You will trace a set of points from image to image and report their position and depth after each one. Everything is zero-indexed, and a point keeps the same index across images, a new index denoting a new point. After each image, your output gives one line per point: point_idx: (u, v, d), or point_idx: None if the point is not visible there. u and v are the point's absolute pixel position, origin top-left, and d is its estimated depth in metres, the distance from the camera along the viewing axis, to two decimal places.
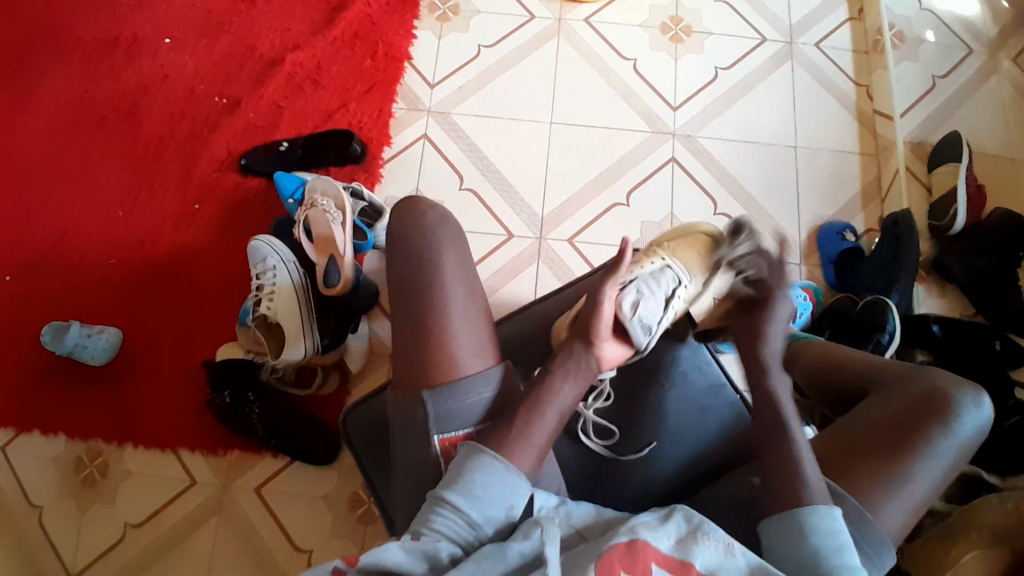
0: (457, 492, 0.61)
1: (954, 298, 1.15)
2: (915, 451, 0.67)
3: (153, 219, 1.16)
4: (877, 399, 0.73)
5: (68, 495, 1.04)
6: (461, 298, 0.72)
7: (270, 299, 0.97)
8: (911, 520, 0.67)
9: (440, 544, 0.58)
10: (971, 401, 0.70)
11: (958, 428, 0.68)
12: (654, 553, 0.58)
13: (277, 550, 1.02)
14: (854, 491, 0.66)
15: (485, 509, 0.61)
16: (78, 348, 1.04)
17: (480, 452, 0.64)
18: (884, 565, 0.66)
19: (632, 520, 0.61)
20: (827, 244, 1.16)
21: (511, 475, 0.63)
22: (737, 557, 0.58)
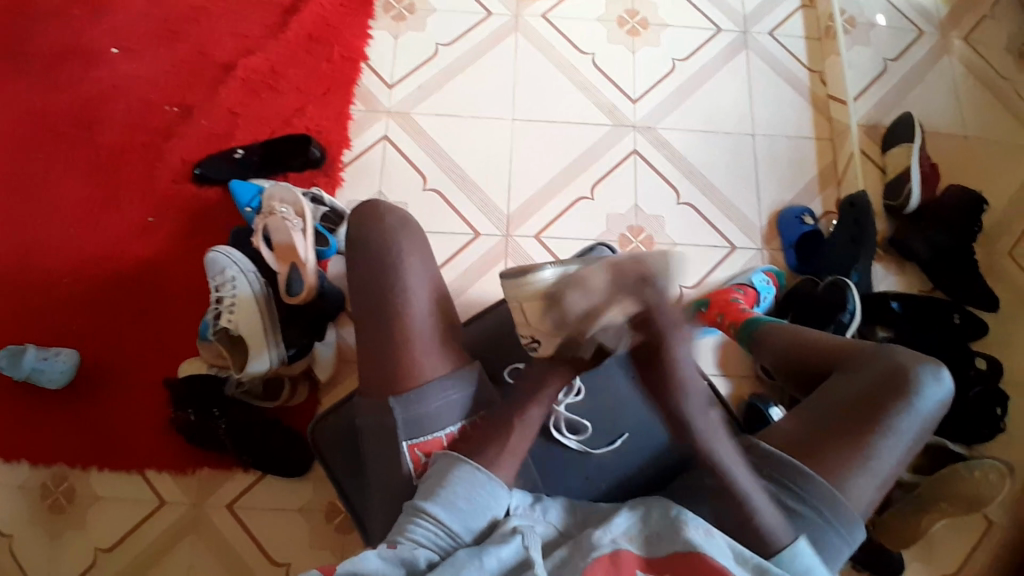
0: (438, 503, 0.60)
1: (912, 275, 1.17)
2: (878, 429, 0.68)
3: (109, 234, 1.13)
4: (841, 379, 0.74)
5: (34, 523, 1.00)
6: (423, 302, 0.71)
7: (231, 311, 0.95)
8: (880, 497, 0.69)
9: (419, 551, 0.57)
10: (931, 376, 0.71)
11: (920, 403, 0.70)
12: (637, 560, 0.58)
13: (256, 566, 1.00)
14: (822, 471, 0.67)
15: (467, 519, 0.60)
16: (36, 373, 1.01)
17: (462, 462, 0.64)
18: (855, 541, 0.67)
19: (611, 527, 0.60)
20: (788, 228, 1.18)
21: (493, 486, 0.62)
22: (718, 538, 0.59)
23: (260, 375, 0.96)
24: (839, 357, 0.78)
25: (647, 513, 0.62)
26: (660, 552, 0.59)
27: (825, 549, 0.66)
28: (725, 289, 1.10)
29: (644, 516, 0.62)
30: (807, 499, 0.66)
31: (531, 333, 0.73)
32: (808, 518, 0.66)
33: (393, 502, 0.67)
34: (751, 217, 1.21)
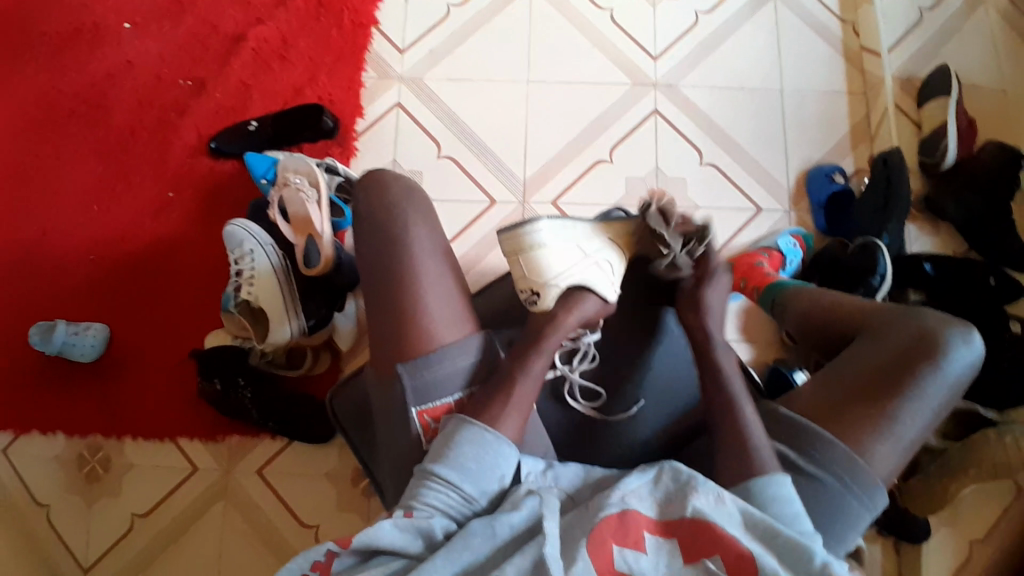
0: (446, 465, 0.60)
1: (947, 237, 1.13)
2: (905, 394, 0.66)
3: (129, 210, 1.14)
4: (866, 343, 0.72)
5: (72, 491, 1.05)
6: (435, 273, 0.70)
7: (250, 283, 0.95)
8: (904, 463, 0.67)
9: (432, 517, 0.58)
10: (961, 339, 0.69)
11: (948, 367, 0.67)
12: (645, 521, 0.57)
13: (286, 529, 1.03)
14: (845, 437, 0.66)
15: (477, 481, 0.60)
16: (68, 347, 1.04)
17: (469, 423, 0.63)
18: (875, 509, 0.66)
19: (621, 487, 0.59)
20: (816, 187, 1.14)
21: (501, 445, 0.62)
22: (728, 506, 0.58)
23: (281, 345, 0.97)
24: (866, 320, 0.75)
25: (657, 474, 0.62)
26: (670, 513, 0.58)
27: (843, 516, 0.65)
28: (748, 253, 1.07)
29: (654, 477, 0.61)
30: (827, 466, 0.65)
31: (531, 286, 0.73)
32: (825, 485, 0.65)
33: (406, 466, 0.68)
34: (776, 178, 1.16)
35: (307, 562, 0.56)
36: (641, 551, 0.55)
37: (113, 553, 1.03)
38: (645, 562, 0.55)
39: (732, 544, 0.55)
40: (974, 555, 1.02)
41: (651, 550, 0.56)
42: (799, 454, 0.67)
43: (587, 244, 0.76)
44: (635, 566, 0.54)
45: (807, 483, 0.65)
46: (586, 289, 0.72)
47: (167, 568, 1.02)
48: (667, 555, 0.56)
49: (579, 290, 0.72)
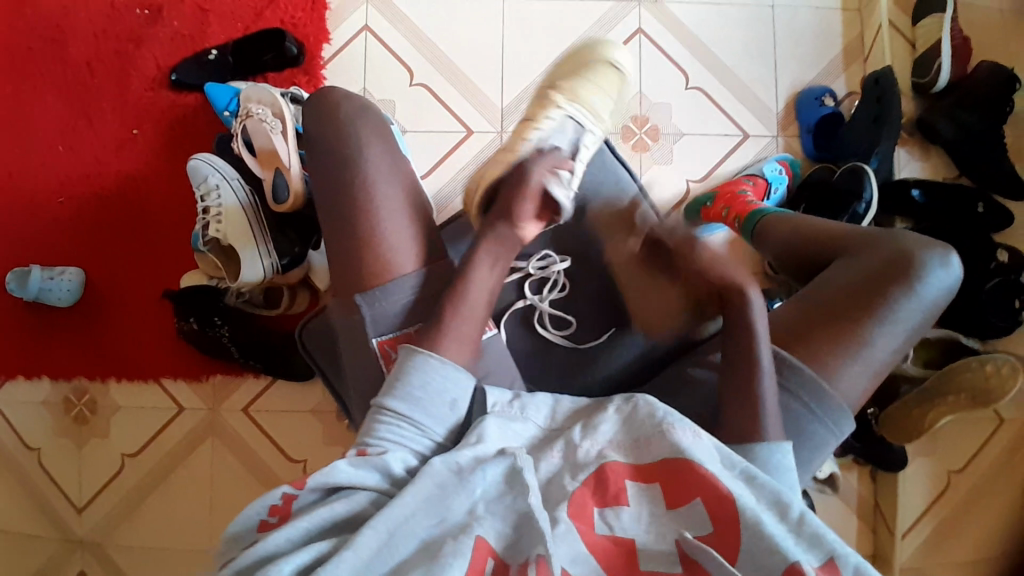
0: (397, 397, 0.60)
1: (937, 160, 1.10)
2: (876, 316, 0.65)
3: (95, 150, 1.10)
4: (841, 266, 0.70)
5: (61, 434, 1.06)
6: (391, 200, 0.68)
7: (218, 220, 0.92)
8: (873, 386, 0.66)
9: (390, 450, 0.58)
10: (937, 260, 0.67)
11: (923, 290, 0.66)
12: (623, 470, 0.55)
13: (274, 462, 1.05)
14: (812, 362, 0.64)
15: (427, 409, 0.60)
16: (44, 292, 1.03)
17: (415, 351, 0.62)
18: (842, 433, 0.65)
19: (596, 437, 0.57)
20: (805, 111, 1.10)
21: (449, 368, 0.62)
22: (705, 440, 0.56)
23: (254, 283, 0.95)
24: (840, 245, 0.73)
25: (630, 413, 0.59)
26: (644, 457, 0.56)
27: (809, 440, 0.64)
28: (732, 181, 1.04)
29: (628, 417, 0.59)
30: (794, 392, 0.64)
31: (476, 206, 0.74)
32: (792, 410, 0.64)
33: (371, 400, 0.67)
34: (765, 101, 1.12)
35: (262, 507, 0.54)
36: (622, 505, 0.53)
37: (106, 492, 1.05)
38: (626, 517, 0.53)
39: (712, 484, 0.52)
40: (952, 483, 1.05)
41: (632, 502, 0.53)
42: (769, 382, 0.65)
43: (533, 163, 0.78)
44: (617, 524, 0.53)
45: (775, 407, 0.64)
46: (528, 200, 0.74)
47: (160, 505, 1.05)
48: (648, 504, 0.53)
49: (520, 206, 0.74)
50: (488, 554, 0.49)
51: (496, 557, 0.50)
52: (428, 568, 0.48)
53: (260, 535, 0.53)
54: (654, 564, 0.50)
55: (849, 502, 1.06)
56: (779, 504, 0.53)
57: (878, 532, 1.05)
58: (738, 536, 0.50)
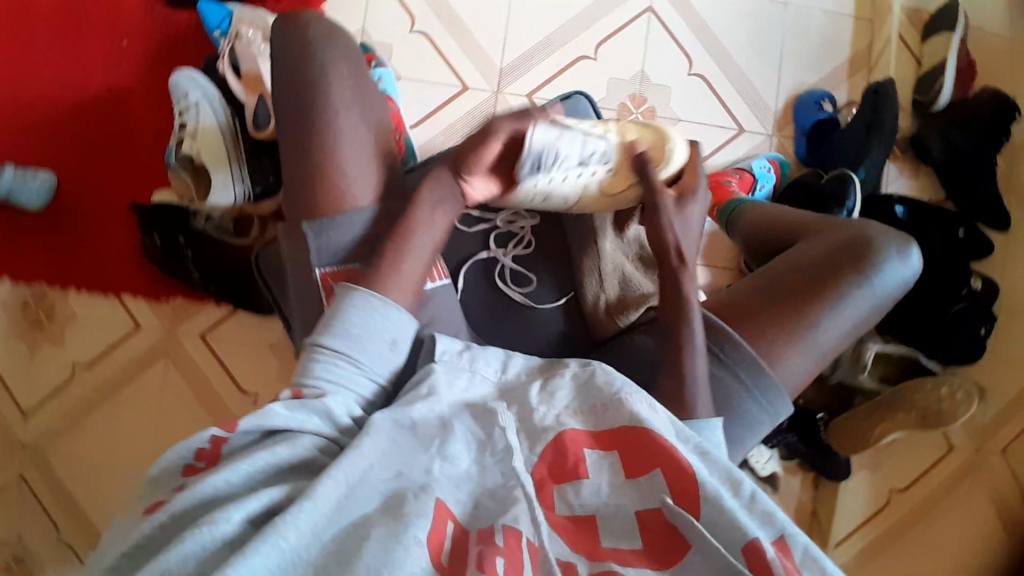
0: (334, 336, 0.57)
1: (926, 181, 1.09)
2: (825, 300, 0.65)
3: (81, 53, 1.07)
4: (800, 251, 0.69)
5: (14, 338, 1.04)
6: (353, 132, 0.66)
7: (193, 137, 0.90)
8: (811, 373, 0.66)
9: (331, 392, 0.54)
10: (895, 257, 0.67)
11: (876, 280, 0.66)
12: (582, 437, 0.52)
13: (225, 392, 1.05)
14: (754, 339, 0.64)
15: (366, 348, 0.57)
16: (15, 192, 1.00)
17: (353, 290, 0.59)
18: (779, 416, 0.65)
19: (553, 402, 0.55)
20: (803, 113, 1.09)
21: (389, 307, 0.59)
22: (660, 413, 0.56)
23: (226, 207, 0.95)
24: (803, 231, 0.73)
25: (587, 378, 0.57)
26: (604, 424, 0.54)
27: (742, 417, 0.63)
28: (719, 172, 1.03)
29: (584, 383, 0.57)
30: (732, 366, 0.62)
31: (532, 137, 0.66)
32: (728, 383, 0.62)
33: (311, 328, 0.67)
34: (765, 98, 1.11)
35: (189, 450, 0.49)
36: (582, 478, 0.50)
37: (52, 401, 1.04)
38: (587, 489, 0.49)
39: (673, 455, 0.49)
40: (891, 501, 1.07)
41: (591, 472, 0.50)
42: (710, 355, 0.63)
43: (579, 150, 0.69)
44: (576, 499, 0.49)
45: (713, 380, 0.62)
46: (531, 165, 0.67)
47: (106, 421, 1.03)
48: (609, 475, 0.50)
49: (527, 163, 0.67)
50: (448, 517, 0.45)
51: (456, 521, 0.46)
52: (389, 527, 0.42)
53: (186, 479, 0.48)
54: (615, 538, 0.48)
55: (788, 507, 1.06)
56: (732, 480, 0.50)
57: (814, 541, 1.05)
58: (699, 509, 0.48)
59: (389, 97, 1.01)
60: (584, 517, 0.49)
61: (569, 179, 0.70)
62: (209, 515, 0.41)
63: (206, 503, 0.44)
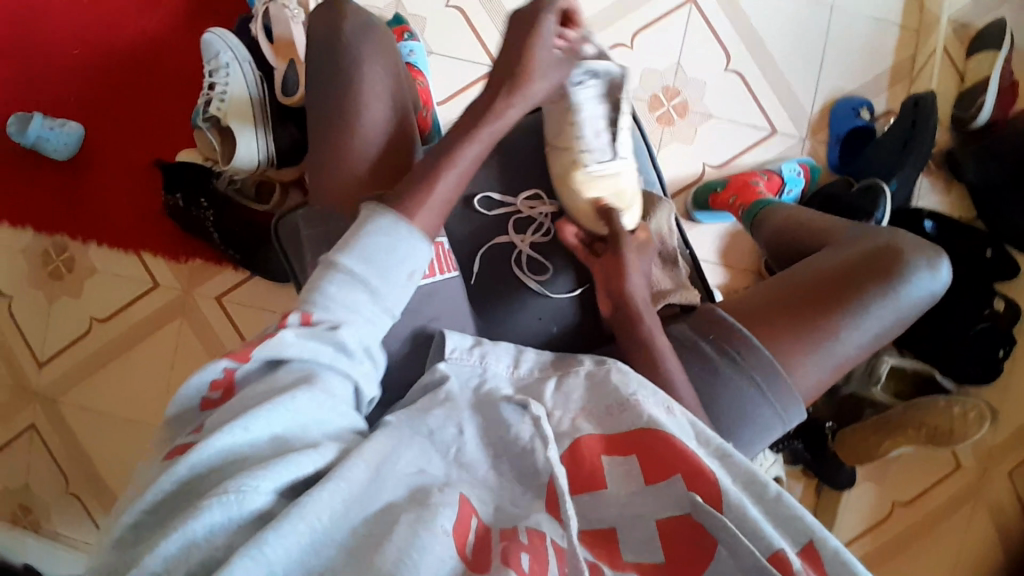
0: (354, 256, 0.51)
1: (958, 198, 1.08)
2: (851, 308, 0.63)
3: (116, 7, 1.07)
4: (826, 258, 0.69)
5: (34, 286, 1.05)
6: (378, 105, 0.65)
7: (221, 100, 0.90)
8: (828, 381, 0.64)
9: (346, 321, 0.49)
10: (924, 270, 0.66)
11: (904, 291, 0.65)
12: (596, 443, 0.50)
13: (237, 355, 1.05)
14: (773, 342, 0.63)
15: (386, 275, 0.52)
16: (41, 141, 1.01)
17: (379, 212, 0.53)
18: (789, 421, 0.64)
19: (567, 406, 0.54)
20: (839, 121, 1.08)
21: (411, 233, 0.53)
22: (678, 417, 0.53)
23: (248, 168, 0.93)
24: (829, 240, 0.72)
25: (601, 378, 0.57)
26: (617, 426, 0.52)
27: (756, 423, 0.62)
28: (746, 173, 1.02)
29: (600, 381, 0.57)
30: (748, 370, 0.62)
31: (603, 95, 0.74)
32: (742, 387, 0.62)
33: None
34: (801, 101, 1.09)
35: (197, 385, 0.44)
36: (601, 488, 0.47)
37: (69, 352, 1.05)
38: (607, 498, 0.47)
39: (687, 454, 0.47)
40: (892, 514, 1.06)
41: (611, 482, 0.48)
42: (722, 355, 0.63)
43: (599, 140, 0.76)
44: (597, 509, 0.47)
45: (728, 387, 0.62)
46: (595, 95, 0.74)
47: (119, 375, 1.05)
48: (625, 478, 0.48)
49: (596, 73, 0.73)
50: (472, 513, 0.42)
51: (480, 518, 0.42)
52: (417, 514, 0.39)
53: (203, 414, 0.44)
54: (637, 551, 0.44)
55: None
56: (751, 482, 0.48)
57: None
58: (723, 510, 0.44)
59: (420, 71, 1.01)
60: (603, 530, 0.46)
61: (590, 133, 0.75)
62: (232, 482, 0.36)
63: (223, 469, 0.38)
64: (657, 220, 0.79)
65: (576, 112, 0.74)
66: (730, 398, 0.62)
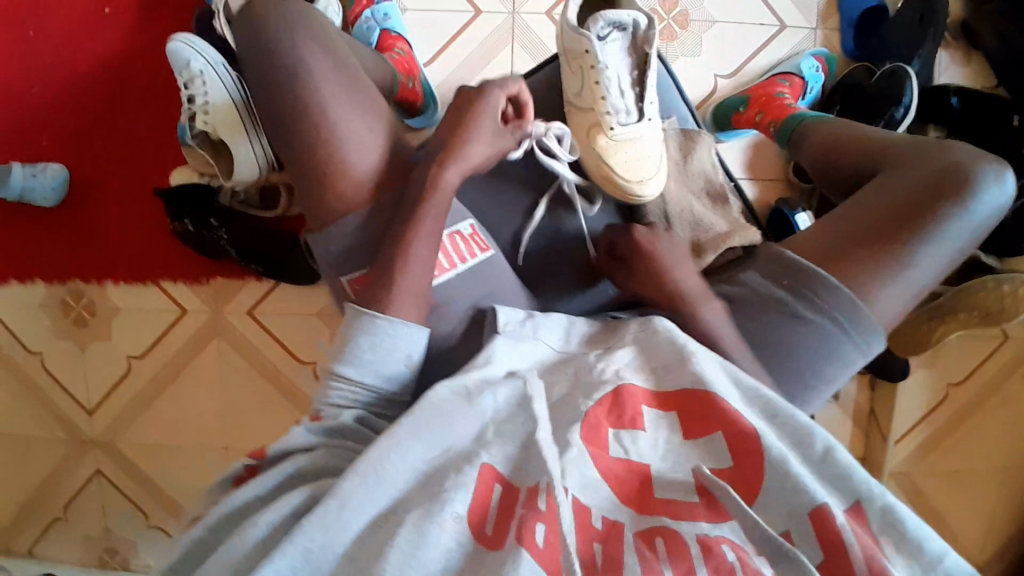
0: (345, 362, 0.55)
1: (978, 67, 1.03)
2: (924, 235, 0.62)
3: (66, 29, 1.00)
4: (887, 179, 0.66)
5: (62, 337, 1.05)
6: (356, 125, 0.60)
7: (205, 113, 0.86)
8: (907, 309, 0.64)
9: (346, 414, 0.55)
10: (994, 177, 0.63)
11: (976, 206, 0.62)
12: (641, 394, 0.52)
13: (280, 363, 1.05)
14: (848, 283, 0.62)
15: (380, 369, 0.56)
16: (27, 191, 0.98)
17: (360, 314, 0.56)
18: (870, 352, 0.63)
19: (613, 359, 0.55)
20: (850, 2, 1.00)
21: (396, 328, 0.56)
22: (720, 371, 0.54)
23: (251, 176, 0.90)
24: (882, 159, 0.69)
25: (648, 337, 0.58)
26: (665, 384, 0.54)
27: (836, 356, 0.62)
28: (766, 81, 0.98)
29: (645, 344, 0.57)
30: (826, 312, 0.62)
31: (634, 47, 0.72)
32: (822, 329, 0.62)
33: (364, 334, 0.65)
34: None
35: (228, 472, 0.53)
36: (638, 429, 0.50)
37: (114, 394, 1.06)
38: (642, 442, 0.50)
39: (732, 417, 0.49)
40: (948, 396, 1.07)
41: (648, 427, 0.50)
42: (802, 299, 0.63)
43: (626, 96, 0.73)
44: (632, 449, 0.49)
45: (802, 326, 0.62)
46: (620, 38, 0.71)
47: (169, 406, 1.05)
48: (663, 429, 0.51)
49: (619, 23, 0.70)
50: (493, 480, 0.46)
51: (503, 481, 0.47)
52: (426, 508, 0.43)
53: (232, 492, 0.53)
54: (666, 489, 0.47)
55: (844, 412, 1.07)
56: (802, 443, 0.50)
57: (870, 442, 1.08)
58: (761, 474, 0.47)
59: (398, 36, 0.95)
60: (640, 466, 0.49)
61: (615, 92, 0.71)
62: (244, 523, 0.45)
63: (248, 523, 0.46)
64: (701, 158, 0.79)
65: (601, 69, 0.70)
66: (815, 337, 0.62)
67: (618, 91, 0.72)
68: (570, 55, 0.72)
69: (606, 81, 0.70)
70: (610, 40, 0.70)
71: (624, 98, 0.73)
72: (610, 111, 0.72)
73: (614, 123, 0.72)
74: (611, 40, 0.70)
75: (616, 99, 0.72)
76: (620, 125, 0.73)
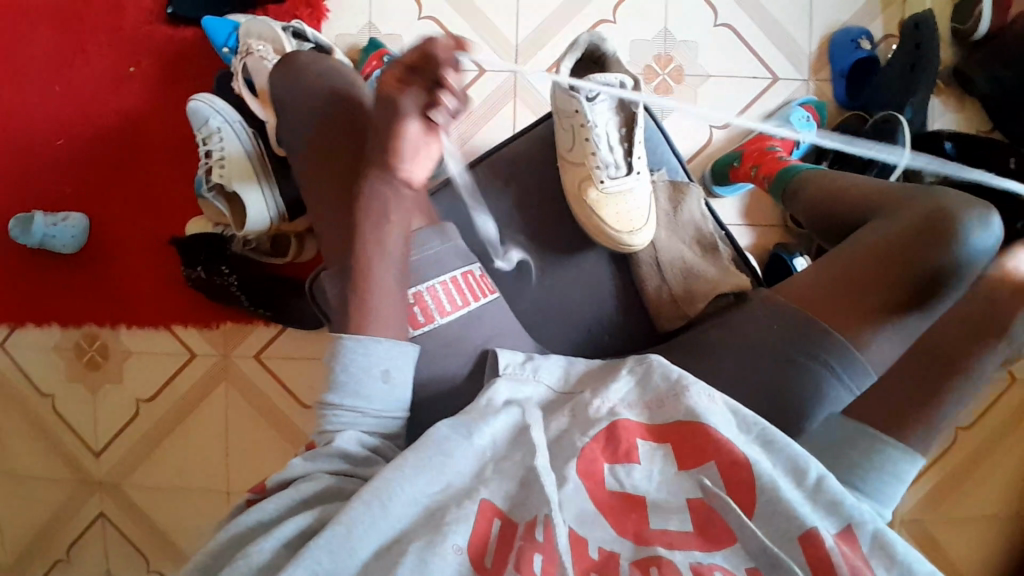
0: (331, 390, 0.54)
1: (972, 114, 1.05)
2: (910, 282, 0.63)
3: (92, 88, 1.05)
4: (874, 228, 0.67)
5: (75, 380, 1.07)
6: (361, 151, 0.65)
7: (220, 166, 0.89)
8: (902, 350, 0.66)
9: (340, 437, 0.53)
10: (981, 224, 0.63)
11: (960, 253, 0.63)
12: (637, 428, 0.52)
13: (286, 407, 1.06)
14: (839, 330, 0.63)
15: (358, 388, 0.54)
16: (48, 238, 1.01)
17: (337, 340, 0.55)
18: None
19: (608, 396, 0.55)
20: (839, 55, 1.05)
21: (365, 343, 0.55)
22: (719, 405, 0.53)
23: (262, 229, 0.92)
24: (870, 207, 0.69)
25: (645, 372, 0.57)
26: (661, 416, 0.54)
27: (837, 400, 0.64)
28: (757, 138, 1.01)
29: (642, 378, 0.56)
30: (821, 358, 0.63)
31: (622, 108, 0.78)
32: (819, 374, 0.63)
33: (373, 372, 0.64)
34: (798, 42, 1.06)
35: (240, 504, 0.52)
36: (633, 462, 0.50)
37: (122, 435, 1.07)
38: (638, 475, 0.50)
39: (726, 448, 0.49)
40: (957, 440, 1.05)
41: (643, 460, 0.51)
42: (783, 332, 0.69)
43: (615, 154, 0.78)
44: (627, 481, 0.50)
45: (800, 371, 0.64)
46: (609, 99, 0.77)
47: (176, 449, 1.06)
48: (660, 461, 0.51)
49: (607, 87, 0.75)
50: (492, 515, 0.47)
51: (503, 516, 0.47)
52: (428, 539, 0.44)
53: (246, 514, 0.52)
54: (663, 519, 0.48)
55: None
56: (795, 469, 0.49)
57: None
58: (754, 504, 0.47)
59: None
60: (635, 496, 0.49)
61: (605, 148, 0.77)
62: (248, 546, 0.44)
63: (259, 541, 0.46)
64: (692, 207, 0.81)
65: (591, 128, 0.76)
66: (810, 371, 0.63)
67: (607, 148, 0.78)
68: (562, 114, 0.78)
69: (594, 141, 0.76)
70: (598, 103, 0.76)
71: (612, 156, 0.78)
72: (600, 167, 0.77)
73: (603, 178, 0.77)
74: (600, 102, 0.76)
75: (606, 156, 0.78)
76: (608, 180, 0.78)
